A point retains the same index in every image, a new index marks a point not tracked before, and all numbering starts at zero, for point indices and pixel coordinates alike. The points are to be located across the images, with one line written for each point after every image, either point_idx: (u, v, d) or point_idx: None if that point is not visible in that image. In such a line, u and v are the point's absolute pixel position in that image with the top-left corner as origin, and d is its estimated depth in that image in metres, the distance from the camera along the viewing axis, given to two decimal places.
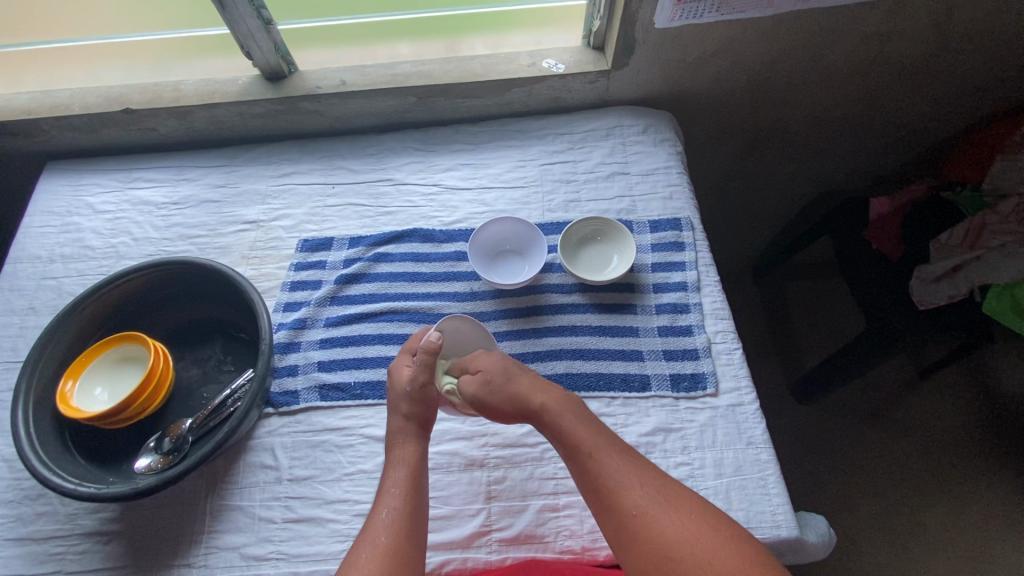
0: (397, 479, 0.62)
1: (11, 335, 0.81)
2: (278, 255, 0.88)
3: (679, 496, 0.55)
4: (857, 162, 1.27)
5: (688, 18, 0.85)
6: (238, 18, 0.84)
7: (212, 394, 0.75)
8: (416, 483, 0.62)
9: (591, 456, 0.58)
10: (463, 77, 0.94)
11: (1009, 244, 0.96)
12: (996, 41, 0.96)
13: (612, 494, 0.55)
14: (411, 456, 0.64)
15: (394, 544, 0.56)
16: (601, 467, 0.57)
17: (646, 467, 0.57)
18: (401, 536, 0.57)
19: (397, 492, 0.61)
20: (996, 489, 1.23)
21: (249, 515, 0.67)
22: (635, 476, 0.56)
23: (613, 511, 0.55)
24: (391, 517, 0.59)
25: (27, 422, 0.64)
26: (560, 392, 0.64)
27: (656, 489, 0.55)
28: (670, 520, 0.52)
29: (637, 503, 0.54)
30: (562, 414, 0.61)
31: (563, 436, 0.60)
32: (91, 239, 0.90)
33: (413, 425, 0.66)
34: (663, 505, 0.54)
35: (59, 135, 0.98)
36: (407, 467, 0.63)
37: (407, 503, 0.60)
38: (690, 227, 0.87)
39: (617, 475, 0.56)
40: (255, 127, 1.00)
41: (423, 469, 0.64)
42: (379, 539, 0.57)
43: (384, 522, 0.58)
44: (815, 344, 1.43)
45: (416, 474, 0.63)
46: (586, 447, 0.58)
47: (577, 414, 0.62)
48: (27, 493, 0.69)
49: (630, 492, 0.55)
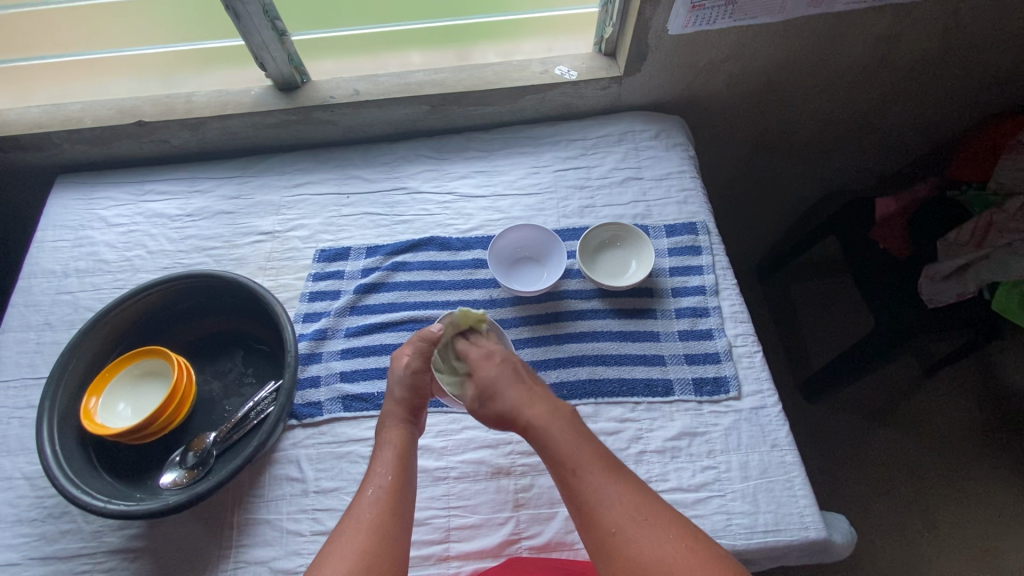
0: (386, 458, 0.62)
1: (29, 351, 0.81)
2: (295, 266, 0.88)
3: (661, 516, 0.54)
4: (862, 162, 1.28)
5: (701, 24, 0.86)
6: (253, 29, 0.84)
7: (234, 407, 0.74)
8: (406, 463, 0.62)
9: (574, 472, 0.56)
10: (476, 86, 0.95)
11: (1017, 242, 0.96)
12: (998, 44, 0.98)
13: (594, 509, 0.54)
14: (399, 438, 0.64)
15: (379, 521, 0.57)
16: (584, 483, 0.56)
17: (631, 486, 0.56)
18: (386, 513, 0.57)
19: (385, 470, 0.61)
20: (1004, 485, 1.25)
21: (277, 528, 0.67)
22: (618, 494, 0.55)
23: (594, 528, 0.54)
24: (378, 494, 0.59)
25: (52, 440, 0.64)
26: (551, 404, 0.61)
27: (638, 508, 0.54)
28: (648, 539, 0.52)
29: (617, 520, 0.53)
30: (547, 429, 0.59)
31: (548, 451, 0.58)
32: (105, 252, 0.90)
33: (404, 410, 0.66)
34: (644, 523, 0.53)
35: (71, 148, 0.97)
36: (394, 448, 0.63)
37: (395, 482, 0.60)
38: (706, 231, 0.88)
39: (602, 491, 0.55)
40: (267, 137, 1.00)
41: (413, 453, 0.64)
42: (364, 515, 0.57)
43: (370, 499, 0.58)
44: (822, 342, 1.44)
45: (405, 455, 0.63)
46: (570, 462, 0.57)
47: (564, 429, 0.59)
48: (50, 511, 0.68)
49: (611, 510, 0.54)
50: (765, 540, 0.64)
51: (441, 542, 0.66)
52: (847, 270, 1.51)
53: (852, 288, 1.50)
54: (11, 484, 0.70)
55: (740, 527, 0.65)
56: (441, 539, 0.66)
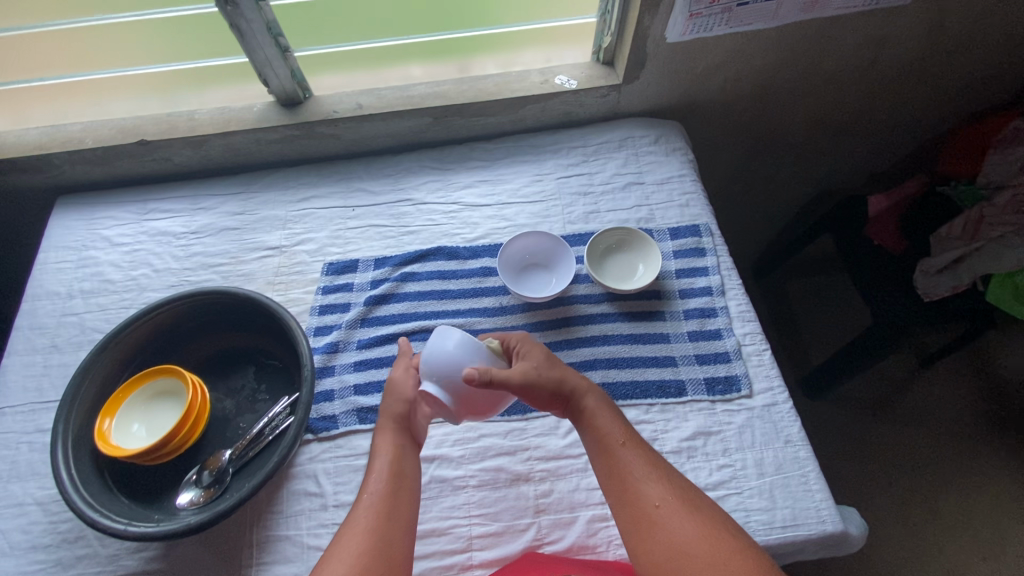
0: (378, 466, 0.62)
1: (35, 375, 0.80)
2: (304, 280, 0.88)
3: (695, 498, 0.57)
4: (853, 161, 1.31)
5: (698, 31, 0.88)
6: (257, 47, 0.86)
7: (248, 424, 0.74)
8: (397, 470, 0.61)
9: (622, 446, 0.60)
10: (478, 97, 0.96)
11: (1009, 234, 0.97)
12: (981, 44, 1.02)
13: (637, 485, 0.58)
14: (389, 444, 0.63)
15: (374, 527, 0.57)
16: (630, 459, 0.59)
17: (666, 467, 0.59)
18: (380, 520, 0.57)
19: (377, 477, 0.61)
20: (1003, 473, 1.27)
21: (297, 544, 0.66)
22: (661, 473, 0.59)
23: (636, 502, 0.57)
24: (373, 500, 0.59)
25: (68, 464, 0.63)
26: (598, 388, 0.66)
27: (677, 488, 0.58)
28: (683, 517, 0.55)
29: (659, 496, 0.57)
30: (596, 409, 0.63)
31: (596, 423, 0.62)
32: (110, 272, 0.89)
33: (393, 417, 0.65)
34: (684, 502, 0.56)
35: (73, 169, 0.97)
36: (386, 455, 0.62)
37: (386, 489, 0.60)
38: (709, 233, 0.89)
39: (644, 470, 0.58)
40: (271, 152, 1.00)
41: (405, 457, 0.63)
42: (358, 522, 0.58)
43: (366, 505, 0.59)
44: (820, 339, 1.46)
45: (397, 460, 0.62)
46: (618, 438, 0.61)
47: (611, 411, 0.64)
48: (65, 536, 0.67)
49: (654, 487, 0.57)
50: (784, 535, 0.64)
51: (464, 551, 0.66)
52: (842, 267, 1.53)
53: (847, 285, 1.52)
54: (24, 510, 0.69)
55: (759, 523, 0.65)
56: (463, 548, 0.66)
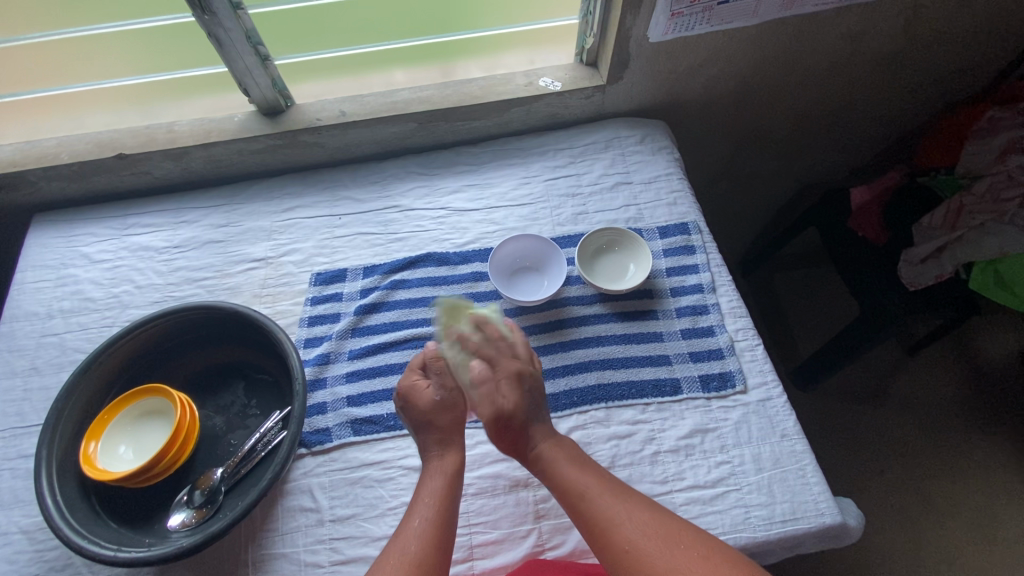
0: (432, 489, 0.60)
1: (15, 400, 0.77)
2: (291, 291, 0.86)
3: (673, 528, 0.54)
4: (835, 155, 1.33)
5: (680, 30, 0.89)
6: (235, 56, 0.84)
7: (240, 441, 0.72)
8: (451, 497, 0.60)
9: (582, 497, 0.58)
10: (463, 101, 0.96)
11: (989, 222, 0.99)
12: (956, 36, 1.04)
13: (606, 531, 0.55)
14: (450, 467, 0.62)
15: (423, 557, 0.55)
16: (593, 506, 0.57)
17: (638, 503, 0.57)
18: (430, 548, 0.55)
19: (430, 502, 0.59)
20: (994, 458, 1.29)
21: (294, 561, 0.65)
22: (628, 512, 0.56)
23: (609, 549, 0.54)
24: (425, 527, 0.57)
25: (52, 491, 0.61)
26: (560, 436, 0.64)
27: (650, 524, 0.55)
28: (661, 551, 0.52)
29: (628, 537, 0.54)
30: (552, 458, 0.61)
31: (553, 476, 0.60)
32: (91, 290, 0.87)
33: (448, 436, 0.64)
34: (657, 538, 0.53)
35: (49, 185, 0.94)
36: (443, 478, 0.61)
37: (441, 514, 0.58)
38: (698, 230, 0.90)
39: (610, 511, 0.56)
40: (253, 162, 0.99)
41: (459, 484, 0.62)
42: (407, 549, 0.55)
43: (416, 532, 0.56)
44: (809, 331, 1.48)
45: (452, 487, 0.61)
46: (577, 488, 0.58)
47: (568, 457, 0.61)
48: (52, 564, 0.65)
49: (623, 527, 0.55)
50: (784, 529, 0.65)
51: (465, 560, 0.65)
52: (828, 259, 1.55)
53: (833, 277, 1.55)
54: (8, 539, 0.67)
55: (759, 518, 0.65)
56: (464, 558, 0.65)
